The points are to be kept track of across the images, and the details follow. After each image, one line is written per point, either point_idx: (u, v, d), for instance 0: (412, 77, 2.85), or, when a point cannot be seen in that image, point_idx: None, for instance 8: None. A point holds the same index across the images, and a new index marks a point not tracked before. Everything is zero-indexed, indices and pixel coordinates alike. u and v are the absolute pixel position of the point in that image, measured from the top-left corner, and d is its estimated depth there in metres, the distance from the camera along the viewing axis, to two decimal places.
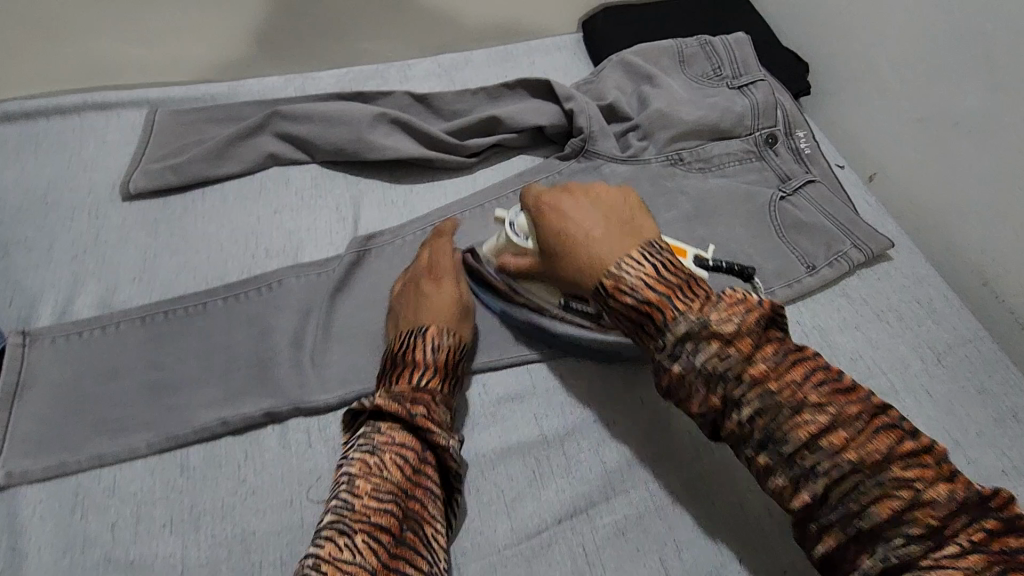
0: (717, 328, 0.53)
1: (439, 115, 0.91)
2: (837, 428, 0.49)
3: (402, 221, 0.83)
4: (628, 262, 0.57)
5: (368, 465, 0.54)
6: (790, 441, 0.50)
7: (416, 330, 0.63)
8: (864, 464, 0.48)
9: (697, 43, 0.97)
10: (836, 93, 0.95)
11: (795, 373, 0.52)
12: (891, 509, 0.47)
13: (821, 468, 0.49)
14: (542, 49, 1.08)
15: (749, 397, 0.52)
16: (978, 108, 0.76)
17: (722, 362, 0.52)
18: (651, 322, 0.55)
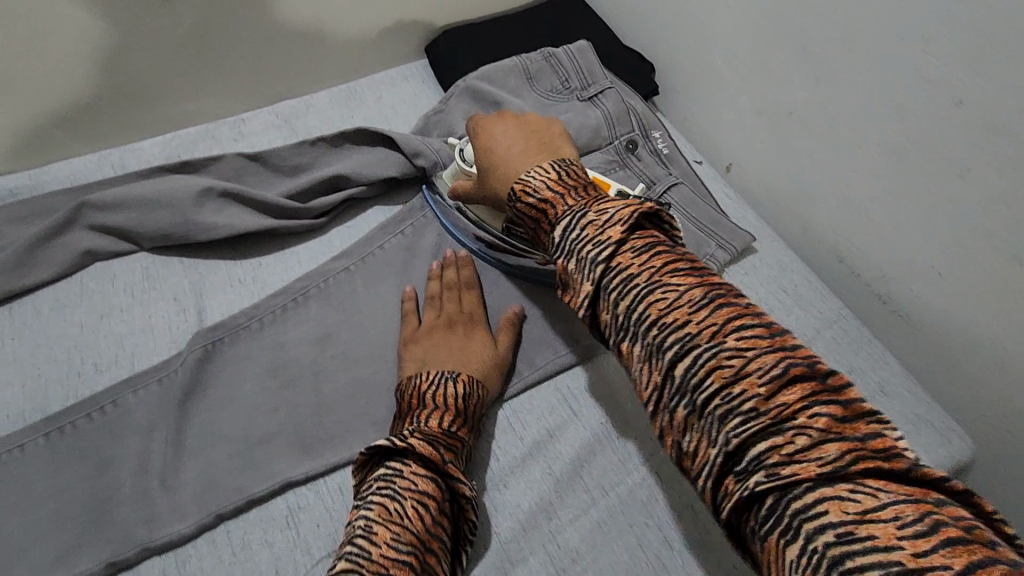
0: (596, 219, 0.51)
1: (280, 174, 0.83)
2: (726, 364, 0.42)
3: (254, 300, 0.76)
4: (537, 170, 0.58)
5: (388, 512, 0.52)
6: (704, 386, 0.42)
7: (450, 372, 0.64)
8: (700, 337, 0.43)
9: (541, 57, 0.95)
10: (681, 90, 0.96)
11: (698, 298, 0.45)
12: (726, 382, 0.41)
13: (663, 342, 0.45)
14: (387, 81, 1.02)
15: (610, 281, 0.48)
16: (803, 97, 0.77)
17: (594, 250, 0.49)
18: (545, 220, 0.56)
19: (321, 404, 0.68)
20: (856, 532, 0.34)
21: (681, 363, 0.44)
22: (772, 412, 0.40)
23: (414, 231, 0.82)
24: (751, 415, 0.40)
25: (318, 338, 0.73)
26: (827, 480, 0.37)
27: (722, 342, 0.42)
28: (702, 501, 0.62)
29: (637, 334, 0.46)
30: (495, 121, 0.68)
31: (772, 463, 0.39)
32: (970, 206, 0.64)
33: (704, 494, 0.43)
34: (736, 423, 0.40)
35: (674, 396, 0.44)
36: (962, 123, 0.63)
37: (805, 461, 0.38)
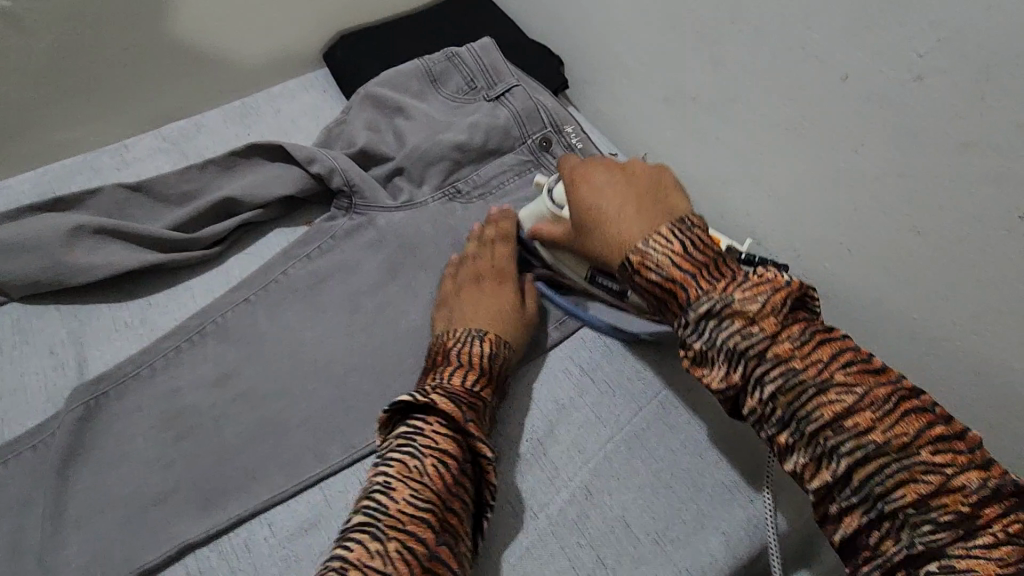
0: (741, 306, 0.50)
1: (166, 204, 0.76)
2: (899, 437, 0.45)
3: (144, 345, 0.69)
4: (656, 239, 0.55)
5: (408, 468, 0.53)
6: (868, 480, 0.46)
7: (478, 331, 0.65)
8: (888, 446, 0.45)
9: (443, 57, 0.90)
10: (591, 82, 0.94)
11: (863, 389, 0.47)
12: (920, 496, 0.44)
13: (840, 446, 0.46)
14: (284, 93, 0.96)
15: (771, 374, 0.49)
16: (706, 83, 0.76)
17: (745, 340, 0.50)
18: (674, 300, 0.53)
19: (222, 453, 0.63)
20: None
21: (857, 459, 0.46)
22: (958, 513, 0.43)
23: (320, 252, 0.76)
24: (942, 523, 0.43)
25: (218, 380, 0.67)
26: (971, 530, 0.43)
27: (888, 427, 0.46)
28: (632, 513, 0.60)
29: (806, 436, 0.48)
30: (600, 167, 0.64)
31: (952, 557, 0.43)
32: (870, 182, 0.64)
33: None
34: (925, 530, 0.44)
35: (848, 493, 0.47)
36: (853, 100, 0.62)
37: (982, 558, 0.42)
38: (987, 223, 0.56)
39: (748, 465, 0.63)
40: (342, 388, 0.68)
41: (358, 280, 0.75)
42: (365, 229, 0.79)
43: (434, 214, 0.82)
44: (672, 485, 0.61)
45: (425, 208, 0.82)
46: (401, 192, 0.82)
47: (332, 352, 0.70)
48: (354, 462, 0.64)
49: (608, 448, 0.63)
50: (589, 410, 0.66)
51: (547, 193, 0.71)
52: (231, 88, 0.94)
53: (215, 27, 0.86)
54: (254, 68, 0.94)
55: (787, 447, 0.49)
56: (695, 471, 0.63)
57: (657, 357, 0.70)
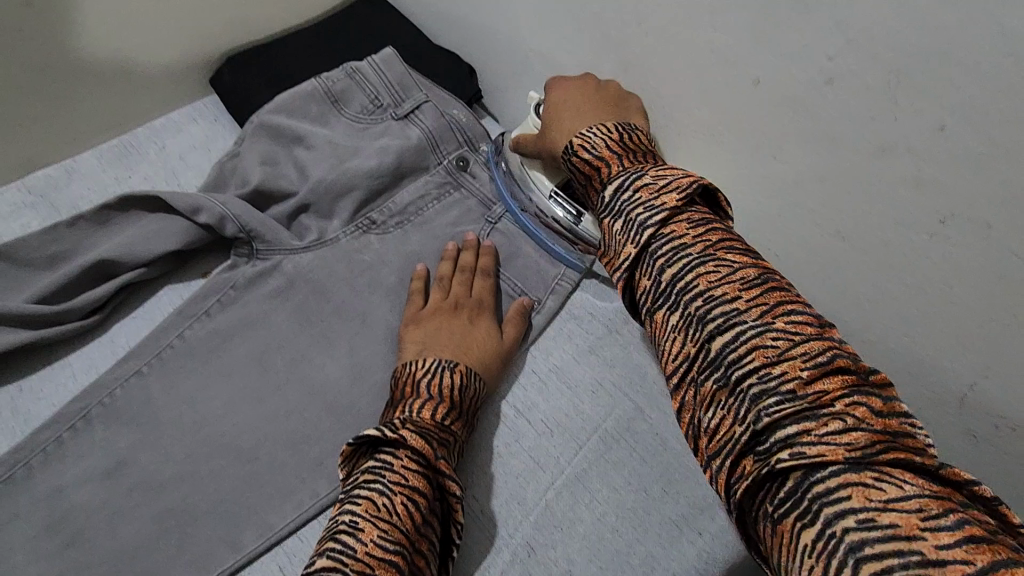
0: (651, 181, 0.47)
1: (31, 270, 0.67)
2: (786, 353, 0.37)
3: (14, 442, 0.60)
4: (598, 129, 0.58)
5: (376, 506, 0.46)
6: (739, 362, 0.38)
7: (448, 361, 0.61)
8: (750, 313, 0.39)
9: (343, 75, 0.83)
10: (507, 91, 0.89)
11: (771, 293, 0.40)
12: (765, 362, 0.37)
13: (708, 315, 0.40)
14: (169, 126, 0.87)
15: (658, 247, 0.44)
16: (620, 89, 0.72)
17: (642, 210, 0.46)
18: (598, 176, 0.55)
19: (119, 556, 0.55)
20: (878, 520, 0.30)
21: (726, 326, 0.39)
22: (810, 393, 0.35)
23: (220, 307, 0.69)
24: (790, 396, 0.35)
25: (107, 472, 0.59)
26: (854, 463, 0.33)
27: (781, 330, 0.38)
28: (578, 564, 0.57)
29: (677, 304, 0.42)
30: (574, 84, 0.68)
31: (800, 440, 0.34)
32: (791, 186, 0.62)
33: (716, 477, 0.38)
34: (778, 409, 0.35)
35: (705, 369, 0.39)
36: (766, 103, 0.60)
37: (833, 445, 0.33)
38: (910, 227, 0.55)
39: (696, 495, 0.61)
40: (254, 463, 0.61)
41: (265, 337, 0.68)
42: (270, 276, 0.71)
43: (346, 250, 0.74)
44: (619, 527, 0.59)
45: (336, 244, 0.74)
46: (308, 231, 0.75)
47: (239, 422, 0.63)
48: (270, 547, 0.58)
49: (549, 494, 0.60)
50: (525, 457, 0.62)
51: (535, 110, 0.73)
52: (102, 127, 0.83)
53: (72, 57, 0.74)
54: (125, 102, 0.83)
55: (644, 289, 0.44)
56: (642, 507, 0.60)
57: (595, 388, 0.67)
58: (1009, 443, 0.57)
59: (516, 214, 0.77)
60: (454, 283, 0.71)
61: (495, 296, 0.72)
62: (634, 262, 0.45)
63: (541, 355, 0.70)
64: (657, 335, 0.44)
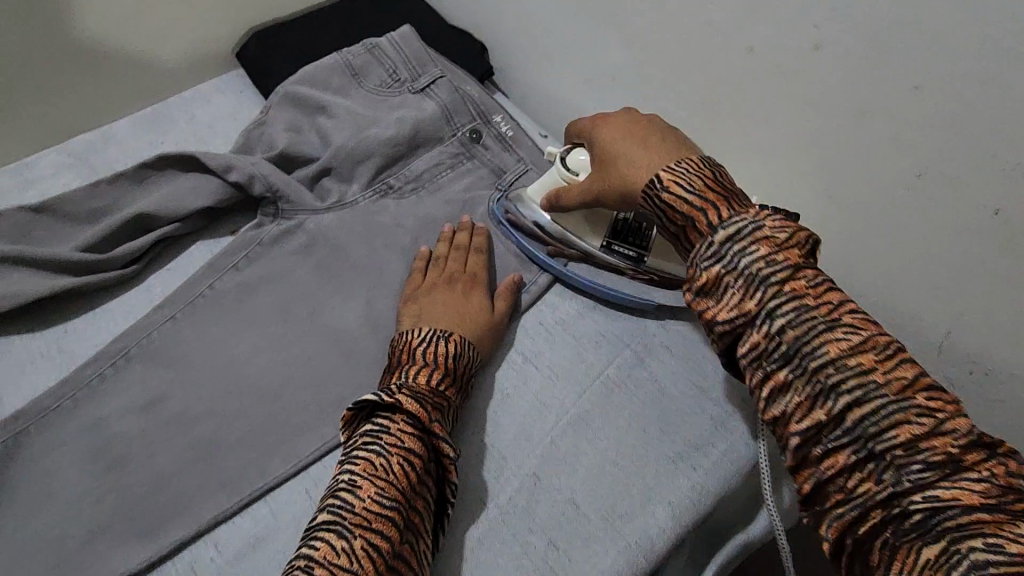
0: (769, 235, 0.48)
1: (74, 223, 0.72)
2: (924, 429, 0.41)
3: (61, 377, 0.65)
4: (687, 163, 0.53)
5: (373, 467, 0.51)
6: (884, 436, 0.42)
7: (442, 332, 0.64)
8: (889, 389, 0.42)
9: (363, 50, 0.87)
10: (516, 68, 0.93)
11: (900, 366, 0.43)
12: (912, 437, 0.41)
13: (841, 383, 0.43)
14: (197, 98, 0.92)
15: (783, 307, 0.45)
16: (623, 62, 0.77)
17: (767, 267, 0.46)
18: (693, 223, 0.51)
19: (158, 479, 0.60)
20: (1007, 548, 0.37)
21: (859, 405, 0.43)
22: (949, 459, 0.40)
23: (248, 261, 0.74)
24: (930, 465, 0.40)
25: (146, 405, 0.64)
26: (984, 506, 0.39)
27: (920, 408, 0.42)
28: (580, 493, 0.61)
29: (806, 372, 0.44)
30: (623, 118, 0.62)
31: (935, 488, 0.40)
32: (780, 150, 0.66)
33: (833, 517, 0.44)
34: (915, 468, 0.41)
35: (838, 436, 0.43)
36: (759, 71, 0.64)
37: (965, 490, 0.39)
38: (891, 184, 0.59)
39: (692, 436, 0.65)
40: (280, 400, 0.66)
41: (290, 289, 0.73)
42: (294, 234, 0.76)
43: (365, 212, 0.79)
44: (618, 463, 0.63)
45: (356, 207, 0.79)
46: (329, 193, 0.80)
47: (266, 364, 0.68)
48: (295, 475, 0.62)
49: (554, 432, 0.65)
50: (532, 400, 0.67)
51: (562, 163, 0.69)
52: (135, 97, 0.89)
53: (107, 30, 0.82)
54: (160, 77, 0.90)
55: (769, 378, 0.46)
56: (639, 446, 0.64)
57: (597, 341, 0.72)
58: (990, 389, 0.61)
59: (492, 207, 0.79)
60: (449, 259, 0.73)
61: (489, 271, 0.75)
62: (756, 323, 0.46)
63: (548, 310, 0.74)
64: (773, 395, 0.46)
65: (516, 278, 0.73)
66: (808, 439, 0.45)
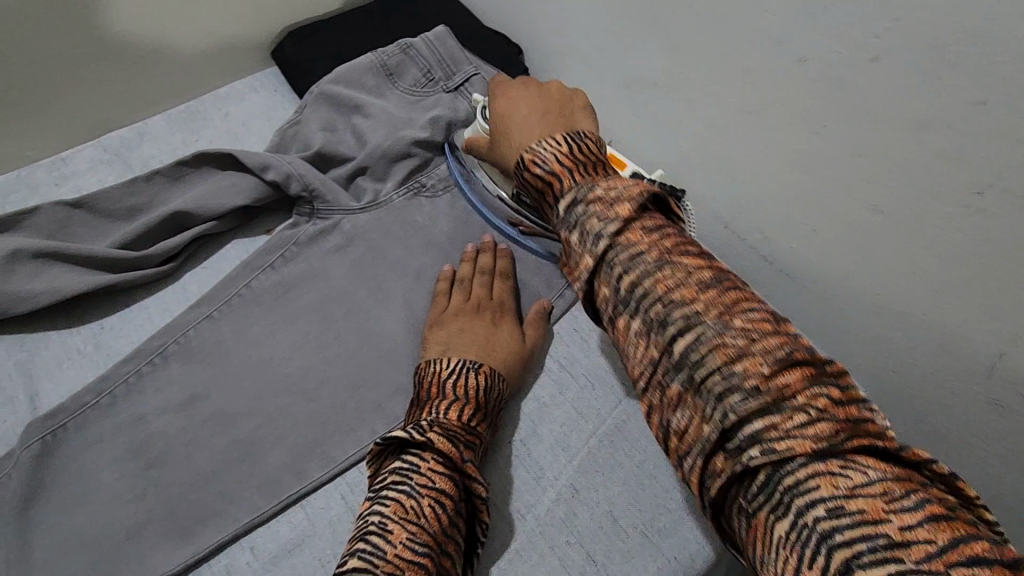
0: (604, 194, 0.43)
1: (112, 220, 0.72)
2: (744, 357, 0.36)
3: (99, 374, 0.65)
4: (548, 140, 0.48)
5: (404, 509, 0.51)
6: (705, 365, 0.37)
7: (472, 363, 0.62)
8: (711, 316, 0.38)
9: (398, 50, 0.86)
10: (552, 70, 0.92)
11: (728, 298, 0.39)
12: (729, 360, 0.37)
13: (671, 323, 0.39)
14: (232, 95, 0.92)
15: (619, 255, 0.41)
16: (666, 68, 0.75)
17: (598, 223, 0.42)
18: (550, 194, 0.46)
19: (195, 479, 0.60)
20: (846, 508, 0.31)
21: (684, 335, 0.38)
22: (775, 395, 0.35)
23: (285, 261, 0.74)
24: (754, 395, 0.35)
25: (184, 403, 0.64)
26: (822, 455, 0.34)
27: (747, 336, 0.37)
28: (619, 505, 0.60)
29: (638, 310, 0.40)
30: (522, 89, 0.56)
31: (768, 437, 0.35)
32: (827, 161, 0.65)
33: (689, 474, 0.39)
34: (736, 400, 0.36)
35: (669, 371, 0.39)
36: (810, 81, 0.63)
37: (800, 436, 0.34)
38: (946, 201, 0.58)
39: None
40: (316, 402, 0.65)
41: (326, 289, 0.73)
42: (330, 234, 0.76)
43: (400, 213, 0.79)
44: (657, 475, 0.62)
45: (391, 207, 0.79)
46: (364, 192, 0.79)
47: (302, 364, 0.67)
48: (332, 478, 0.62)
49: (592, 441, 0.64)
50: (568, 407, 0.66)
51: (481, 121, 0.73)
52: (169, 94, 0.89)
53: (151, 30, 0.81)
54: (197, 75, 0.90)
55: (617, 327, 0.42)
56: None
57: None
58: None
59: (502, 228, 0.78)
60: (477, 284, 0.71)
61: (517, 297, 0.73)
62: (607, 288, 0.42)
63: (584, 317, 0.73)
64: (625, 346, 0.42)
65: (544, 305, 0.72)
66: (707, 467, 0.37)
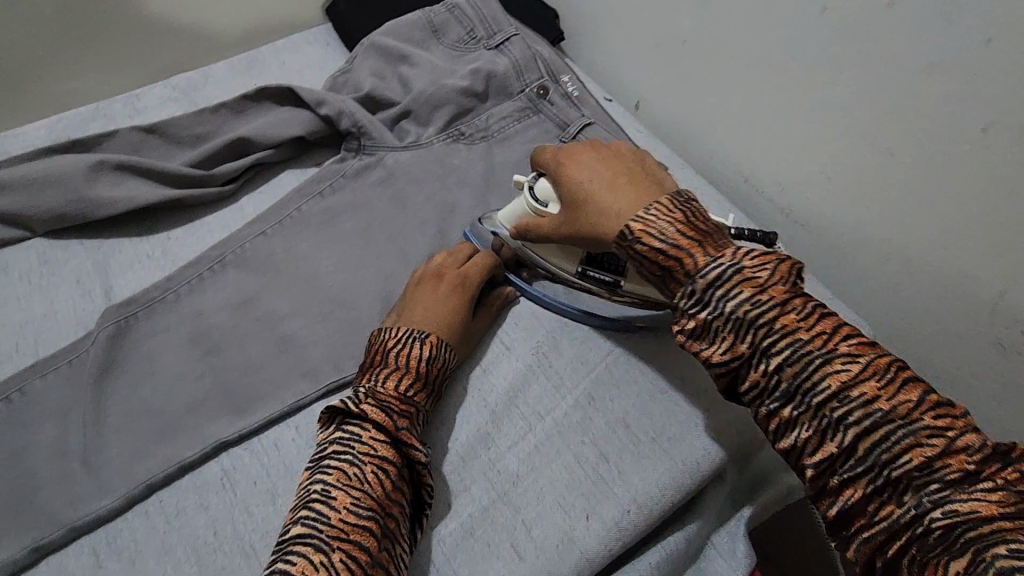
0: (751, 275, 0.50)
1: (180, 144, 0.80)
2: (915, 446, 0.44)
3: (165, 274, 0.73)
4: (655, 207, 0.54)
5: (347, 476, 0.51)
6: (894, 463, 0.44)
7: (419, 333, 0.62)
8: (892, 413, 0.45)
9: (444, 9, 0.93)
10: (586, 34, 0.98)
11: (889, 376, 0.46)
12: (920, 459, 0.43)
13: (846, 416, 0.46)
14: (288, 47, 0.99)
15: (777, 345, 0.48)
16: (695, 26, 0.80)
17: (752, 308, 0.49)
18: (675, 270, 0.52)
19: (248, 367, 0.67)
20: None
21: (861, 434, 0.45)
22: (949, 468, 0.43)
23: (333, 189, 0.80)
24: (939, 481, 0.43)
25: (239, 304, 0.71)
26: (1003, 514, 0.41)
27: (911, 417, 0.45)
28: (632, 415, 0.65)
29: (807, 406, 0.47)
30: (593, 153, 0.62)
31: (953, 501, 0.42)
32: (841, 109, 0.69)
33: (859, 552, 0.46)
34: (930, 486, 0.43)
35: (845, 461, 0.46)
36: (830, 30, 0.67)
37: (982, 500, 0.42)
38: (955, 140, 0.61)
39: None
40: (357, 311, 0.72)
41: (369, 216, 0.79)
42: (374, 168, 0.82)
43: (439, 154, 0.85)
44: (668, 391, 0.67)
45: (431, 148, 0.85)
46: (407, 134, 0.86)
47: (346, 278, 0.74)
48: None
49: (610, 359, 0.69)
50: (588, 329, 0.71)
51: (531, 193, 0.66)
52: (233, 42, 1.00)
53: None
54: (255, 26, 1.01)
55: (782, 421, 0.49)
56: (690, 378, 0.68)
57: None
58: None
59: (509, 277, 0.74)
60: (444, 259, 0.70)
61: (486, 275, 0.71)
62: (782, 422, 0.49)
63: None
64: (783, 432, 0.49)
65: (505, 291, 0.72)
66: (846, 499, 0.46)
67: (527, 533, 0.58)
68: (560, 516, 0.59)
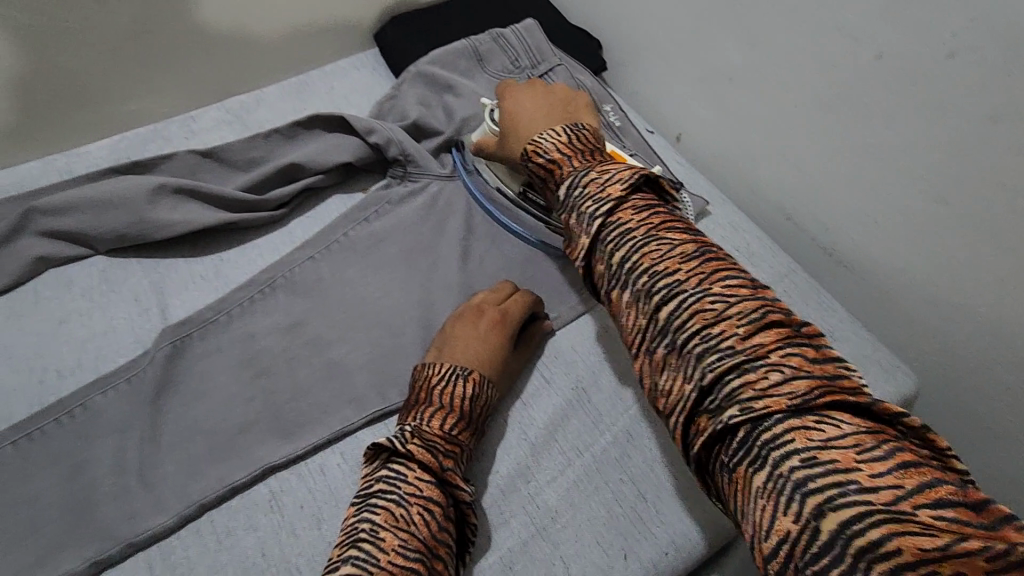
0: (603, 177, 0.53)
1: (235, 168, 0.83)
2: (755, 360, 0.42)
3: (218, 296, 0.76)
4: (550, 133, 0.60)
5: (395, 517, 0.52)
6: (719, 360, 0.43)
7: (461, 370, 0.64)
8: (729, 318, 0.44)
9: (490, 38, 0.95)
10: (629, 64, 0.99)
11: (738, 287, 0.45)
12: (738, 363, 0.42)
13: (677, 311, 0.46)
14: (337, 72, 1.02)
15: (622, 243, 0.50)
16: (742, 63, 0.81)
17: (599, 208, 0.52)
18: (551, 176, 0.59)
19: (296, 390, 0.69)
20: (826, 466, 0.36)
21: (692, 330, 0.45)
22: (778, 379, 0.41)
23: (379, 217, 0.82)
24: (764, 386, 0.41)
25: (288, 328, 0.73)
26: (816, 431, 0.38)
27: (753, 321, 0.44)
28: (671, 454, 0.65)
29: (643, 304, 0.48)
30: (525, 87, 0.70)
31: (763, 406, 0.40)
32: (893, 154, 0.69)
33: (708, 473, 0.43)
34: (738, 385, 0.41)
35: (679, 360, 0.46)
36: (885, 76, 0.67)
37: (796, 412, 0.39)
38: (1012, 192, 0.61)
39: None
40: (401, 338, 0.73)
41: (413, 242, 0.81)
42: (419, 196, 0.84)
43: None
44: None
45: None
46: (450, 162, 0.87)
47: (391, 305, 0.76)
48: None
49: (649, 395, 0.69)
50: (626, 363, 0.72)
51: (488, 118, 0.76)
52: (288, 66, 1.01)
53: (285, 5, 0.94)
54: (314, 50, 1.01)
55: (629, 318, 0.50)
56: None
57: None
58: None
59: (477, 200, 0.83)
60: (485, 296, 0.72)
61: (528, 311, 0.72)
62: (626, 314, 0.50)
63: None
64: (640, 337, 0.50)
65: (545, 326, 0.74)
66: (691, 428, 0.44)
67: (565, 570, 0.59)
68: (598, 553, 0.60)
